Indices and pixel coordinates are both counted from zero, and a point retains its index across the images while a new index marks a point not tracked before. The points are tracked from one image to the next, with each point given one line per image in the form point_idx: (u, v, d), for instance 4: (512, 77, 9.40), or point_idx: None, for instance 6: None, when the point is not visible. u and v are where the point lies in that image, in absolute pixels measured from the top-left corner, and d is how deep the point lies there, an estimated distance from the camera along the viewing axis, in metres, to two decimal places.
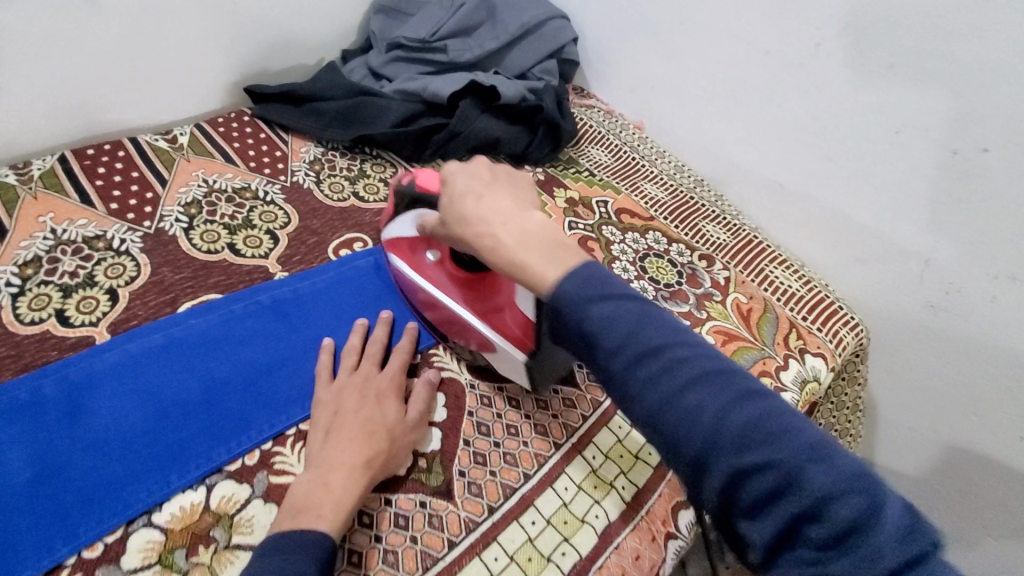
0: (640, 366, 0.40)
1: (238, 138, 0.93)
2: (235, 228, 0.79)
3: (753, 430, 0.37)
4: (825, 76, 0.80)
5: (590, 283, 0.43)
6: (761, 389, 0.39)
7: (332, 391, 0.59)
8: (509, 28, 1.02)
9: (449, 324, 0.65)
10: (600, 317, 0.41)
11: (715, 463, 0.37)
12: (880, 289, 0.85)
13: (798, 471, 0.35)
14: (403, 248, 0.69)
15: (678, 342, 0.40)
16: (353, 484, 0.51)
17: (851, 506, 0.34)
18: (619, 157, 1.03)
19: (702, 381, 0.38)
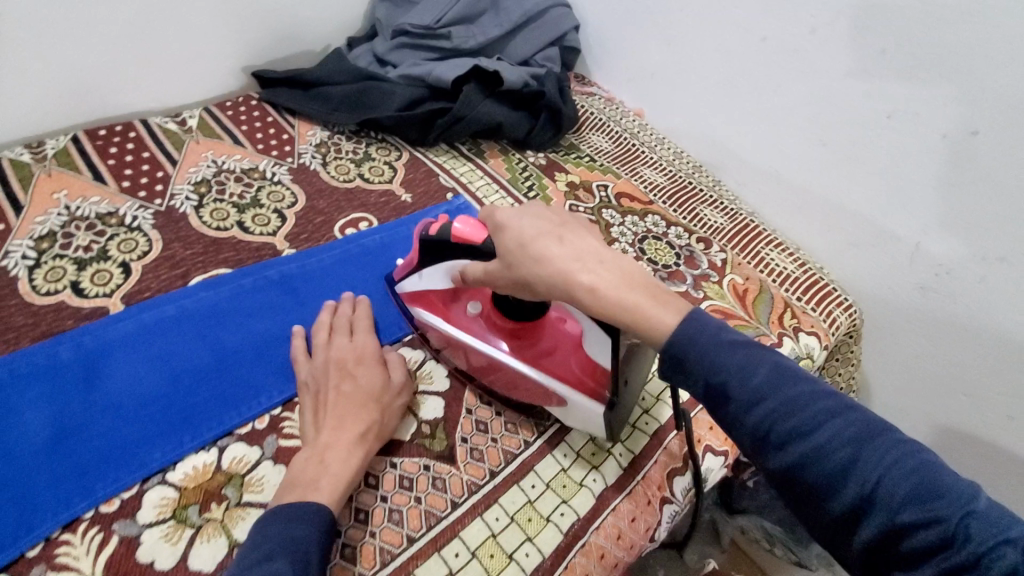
0: (775, 421, 0.39)
1: (246, 121, 0.95)
2: (245, 207, 0.82)
3: (901, 482, 0.36)
4: (821, 62, 0.82)
5: (714, 334, 0.43)
6: (910, 439, 0.38)
7: (313, 368, 0.60)
8: (512, 16, 1.03)
9: (503, 377, 0.60)
10: (725, 367, 0.42)
11: (863, 513, 0.36)
12: (874, 271, 0.87)
13: (949, 519, 0.34)
14: (433, 301, 0.63)
15: (814, 396, 0.40)
16: (353, 458, 0.52)
17: (1006, 556, 0.33)
18: (619, 143, 1.04)
19: (849, 433, 0.38)
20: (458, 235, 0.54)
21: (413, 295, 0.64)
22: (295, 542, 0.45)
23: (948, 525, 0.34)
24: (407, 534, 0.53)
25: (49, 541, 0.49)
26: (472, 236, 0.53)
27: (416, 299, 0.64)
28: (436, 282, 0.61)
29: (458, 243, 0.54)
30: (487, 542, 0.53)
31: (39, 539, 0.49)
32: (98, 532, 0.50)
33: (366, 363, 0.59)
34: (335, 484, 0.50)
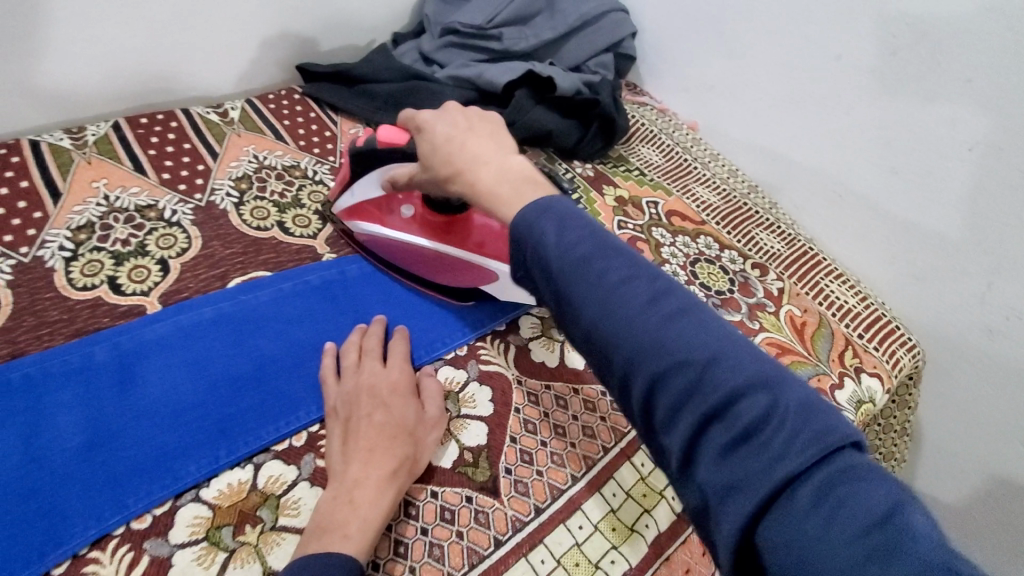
0: (574, 281, 0.39)
1: (289, 116, 0.93)
2: (285, 207, 0.79)
3: (674, 335, 0.36)
4: (897, 85, 0.77)
5: (536, 202, 0.43)
6: (698, 307, 0.38)
7: (343, 393, 0.57)
8: (568, 19, 0.99)
9: (444, 267, 0.69)
10: (539, 231, 0.41)
11: (630, 367, 0.37)
12: (939, 311, 0.82)
13: (709, 373, 0.35)
14: (367, 210, 0.70)
15: (611, 255, 0.40)
16: (384, 500, 0.49)
17: (760, 404, 0.34)
18: (670, 157, 1.00)
19: (632, 291, 0.38)
20: (384, 141, 0.61)
21: (350, 210, 0.71)
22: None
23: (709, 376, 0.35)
24: (448, 572, 0.50)
25: (76, 558, 0.47)
26: (397, 137, 0.60)
27: (353, 214, 0.72)
28: (368, 192, 0.68)
29: (385, 148, 0.61)
30: None
31: (66, 555, 0.47)
32: (127, 550, 0.48)
33: (397, 391, 0.56)
34: (375, 519, 0.48)
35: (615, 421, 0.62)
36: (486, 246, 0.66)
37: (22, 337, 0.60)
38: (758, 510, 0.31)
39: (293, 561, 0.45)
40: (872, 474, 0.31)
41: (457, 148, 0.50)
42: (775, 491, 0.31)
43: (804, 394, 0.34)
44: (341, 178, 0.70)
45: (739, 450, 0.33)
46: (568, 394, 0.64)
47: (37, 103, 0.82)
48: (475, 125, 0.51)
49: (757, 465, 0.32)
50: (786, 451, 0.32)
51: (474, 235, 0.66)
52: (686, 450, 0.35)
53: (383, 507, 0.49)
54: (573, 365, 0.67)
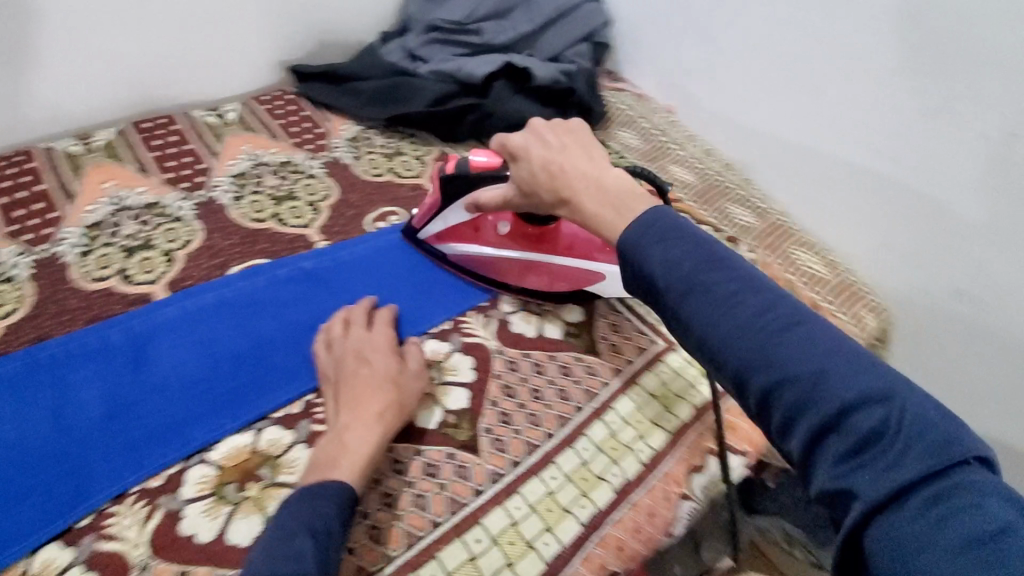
0: (687, 297, 0.44)
1: (282, 115, 1.00)
2: (281, 200, 0.85)
3: (790, 347, 0.40)
4: (855, 60, 0.81)
5: (645, 220, 0.48)
6: (811, 322, 0.41)
7: (332, 357, 0.63)
8: (543, 11, 1.04)
9: (536, 273, 0.75)
10: (645, 251, 0.47)
11: (745, 377, 0.41)
12: (904, 275, 0.85)
13: (821, 384, 0.38)
14: (461, 232, 0.76)
15: (719, 269, 0.44)
16: (374, 437, 0.55)
17: (874, 416, 0.36)
18: (649, 140, 1.04)
19: (746, 307, 0.42)
20: (477, 165, 0.69)
21: (440, 234, 0.77)
22: (326, 506, 0.49)
23: (826, 383, 0.38)
24: (432, 518, 0.55)
25: (99, 512, 0.53)
26: (493, 164, 0.69)
27: (444, 237, 0.77)
28: (461, 213, 0.74)
29: (480, 172, 0.69)
30: (507, 530, 0.55)
31: (91, 509, 0.53)
32: (145, 504, 0.54)
33: (380, 350, 0.62)
34: (367, 456, 0.54)
35: (589, 384, 0.67)
36: (576, 249, 0.73)
37: (46, 322, 0.66)
38: (875, 513, 0.34)
39: (292, 493, 0.51)
40: (989, 488, 0.33)
41: (557, 171, 0.58)
42: (892, 498, 0.33)
43: (927, 408, 0.36)
44: (432, 204, 0.76)
45: (859, 457, 0.36)
46: (545, 361, 0.69)
47: (44, 110, 0.88)
48: (563, 143, 0.61)
49: (871, 473, 0.35)
50: (902, 459, 0.34)
51: (563, 239, 0.74)
52: (805, 454, 0.38)
53: (374, 444, 0.55)
54: (550, 335, 0.72)
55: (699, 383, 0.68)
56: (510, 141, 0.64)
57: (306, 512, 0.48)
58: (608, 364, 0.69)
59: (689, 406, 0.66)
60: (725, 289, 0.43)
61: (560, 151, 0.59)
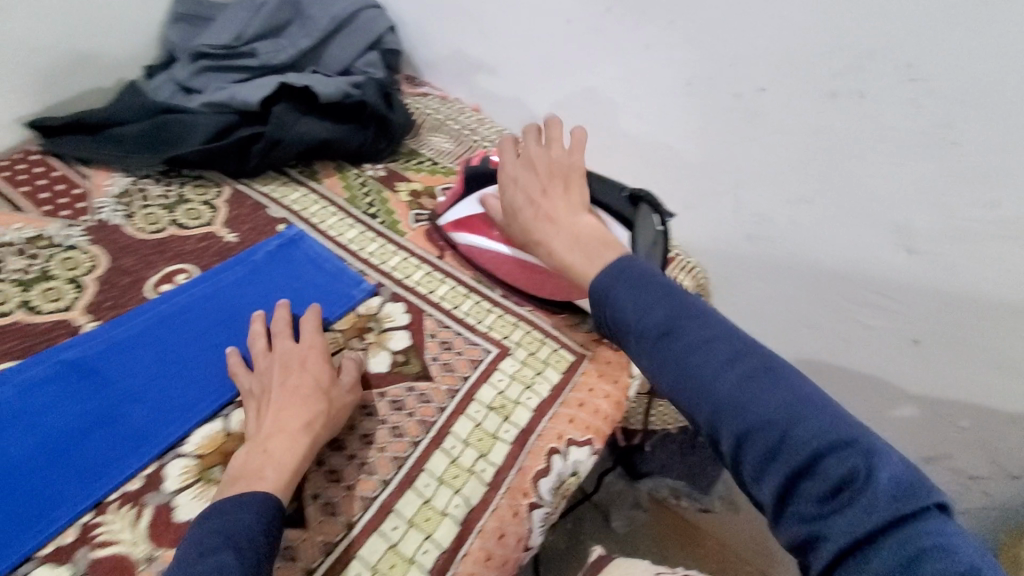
0: (657, 345, 0.46)
1: (27, 181, 0.85)
2: (31, 283, 0.71)
3: (756, 392, 0.41)
4: (618, 38, 0.85)
5: (619, 269, 0.51)
6: (784, 372, 0.42)
7: (255, 377, 0.62)
8: (320, 24, 0.97)
9: (527, 277, 0.74)
10: (620, 298, 0.49)
11: (719, 426, 0.42)
12: (709, 230, 0.92)
13: (791, 431, 0.39)
14: (475, 225, 0.77)
15: (692, 317, 0.46)
16: (296, 445, 0.54)
17: (844, 463, 0.37)
18: (461, 142, 1.02)
19: (718, 355, 0.44)
20: (496, 164, 0.72)
21: (458, 223, 0.79)
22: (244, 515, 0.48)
23: (786, 425, 0.39)
24: None
25: None
26: None
27: (460, 226, 0.79)
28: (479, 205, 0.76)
29: (497, 170, 0.71)
30: None
31: None
32: None
33: (312, 361, 0.62)
34: (290, 463, 0.53)
35: (423, 413, 0.63)
36: None
37: None
38: (844, 557, 0.35)
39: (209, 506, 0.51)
40: (953, 533, 0.34)
41: (536, 213, 0.62)
42: (860, 542, 0.35)
43: (893, 458, 0.37)
44: (456, 191, 0.78)
45: (829, 505, 0.36)
46: (374, 401, 0.64)
47: None
48: (552, 182, 0.63)
49: (842, 520, 0.35)
50: (871, 506, 0.35)
51: None
52: (776, 499, 0.39)
53: (298, 451, 0.54)
54: (376, 370, 0.67)
55: (535, 385, 0.68)
56: (503, 171, 0.66)
57: (225, 523, 0.48)
58: (442, 387, 0.66)
59: (528, 410, 0.65)
60: (697, 337, 0.45)
61: (547, 192, 0.63)
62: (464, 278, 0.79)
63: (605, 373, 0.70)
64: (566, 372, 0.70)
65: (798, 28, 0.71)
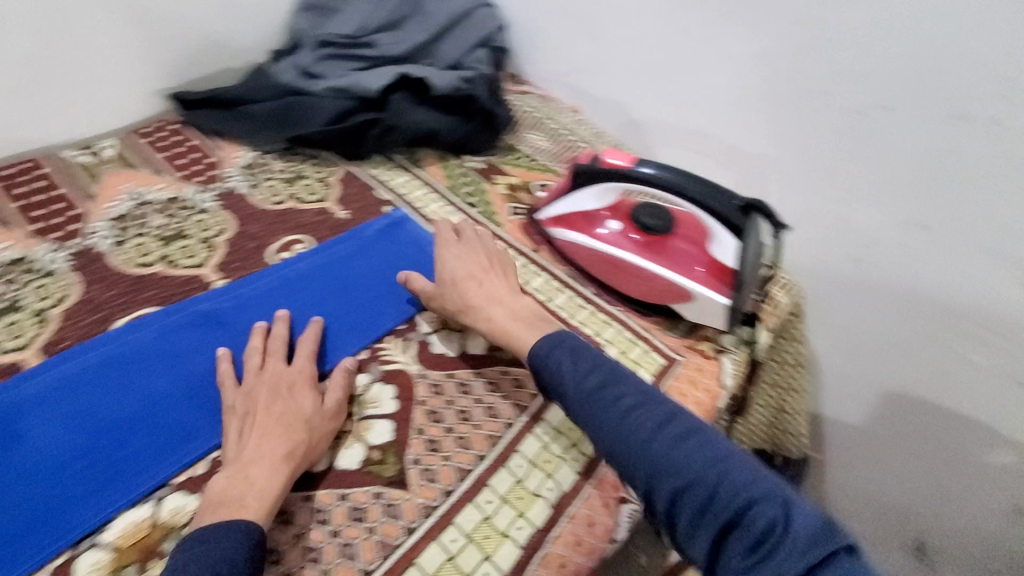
0: (596, 408, 0.54)
1: (168, 148, 0.93)
2: (169, 239, 0.79)
3: (685, 453, 0.48)
4: (731, 46, 0.85)
5: (558, 341, 0.60)
6: (707, 433, 0.50)
7: (240, 393, 0.60)
8: (436, 19, 1.02)
9: (625, 277, 0.75)
10: (558, 364, 0.58)
11: (655, 487, 0.48)
12: (807, 248, 0.91)
13: (718, 488, 0.46)
14: (576, 221, 0.78)
15: (622, 385, 0.55)
16: (277, 475, 0.52)
17: (764, 514, 0.44)
18: (558, 141, 1.04)
19: (649, 419, 0.51)
20: (609, 165, 0.73)
21: (558, 218, 0.80)
22: (229, 543, 0.47)
23: (711, 483, 0.46)
24: (362, 567, 0.51)
25: None
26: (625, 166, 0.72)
27: (560, 221, 0.80)
28: (584, 203, 0.77)
29: (609, 171, 0.72)
30: (444, 566, 0.52)
31: None
32: None
33: (299, 386, 0.59)
34: (272, 491, 0.51)
35: (518, 398, 0.65)
36: (682, 267, 0.71)
37: None
38: None
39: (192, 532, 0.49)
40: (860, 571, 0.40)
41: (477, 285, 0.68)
42: None
43: (803, 508, 0.44)
44: (561, 187, 0.79)
45: (754, 554, 0.42)
46: (471, 379, 0.67)
47: None
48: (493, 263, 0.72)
49: (768, 566, 0.41)
50: (789, 551, 0.41)
51: (675, 255, 0.72)
52: (710, 552, 0.45)
53: (278, 482, 0.52)
54: (475, 351, 0.70)
55: None
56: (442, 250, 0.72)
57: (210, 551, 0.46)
58: None
59: None
60: (627, 404, 0.53)
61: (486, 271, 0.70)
62: (557, 272, 0.81)
63: (695, 382, 0.70)
64: (657, 375, 0.70)
65: (931, 48, 0.69)
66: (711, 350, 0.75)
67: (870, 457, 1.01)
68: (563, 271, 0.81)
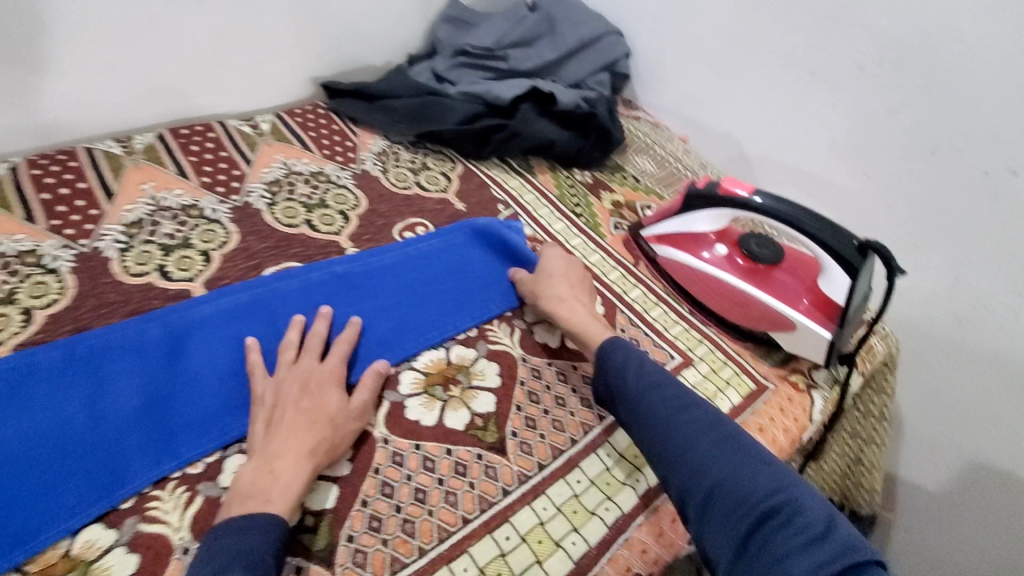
0: (646, 407, 0.58)
1: (313, 129, 1.03)
2: (312, 207, 0.88)
3: (727, 458, 0.52)
4: (860, 96, 0.89)
5: (617, 345, 0.65)
6: (748, 444, 0.54)
7: (270, 383, 0.61)
8: (567, 41, 1.10)
9: (725, 300, 0.79)
10: (617, 365, 0.63)
11: (691, 483, 0.52)
12: (908, 301, 0.92)
13: (754, 490, 0.49)
14: (683, 241, 0.83)
15: (673, 391, 0.59)
16: (301, 470, 0.54)
17: (798, 520, 0.47)
18: (664, 167, 1.09)
19: (696, 423, 0.56)
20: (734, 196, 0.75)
21: (665, 236, 0.84)
22: (257, 536, 0.48)
23: (749, 487, 0.50)
24: (462, 515, 0.57)
25: (141, 495, 0.55)
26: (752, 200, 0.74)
27: (666, 240, 0.84)
28: (694, 225, 0.81)
29: (732, 200, 0.75)
30: (535, 529, 0.57)
31: (133, 492, 0.55)
32: (185, 490, 0.56)
33: (326, 385, 0.61)
34: (295, 487, 0.53)
35: None
36: (785, 296, 0.75)
37: (85, 315, 0.67)
38: None
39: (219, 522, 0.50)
40: None
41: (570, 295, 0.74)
42: None
43: (836, 522, 0.47)
44: (669, 208, 0.83)
45: (784, 554, 0.45)
46: (567, 370, 0.72)
47: (88, 112, 0.90)
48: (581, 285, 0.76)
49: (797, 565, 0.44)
50: (818, 554, 0.44)
51: (779, 286, 0.76)
52: (737, 550, 0.47)
53: (302, 478, 0.54)
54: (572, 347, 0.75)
55: (716, 399, 0.71)
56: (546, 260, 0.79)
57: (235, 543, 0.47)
58: None
59: None
60: (676, 407, 0.57)
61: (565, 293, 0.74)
62: (656, 288, 0.85)
63: (785, 410, 0.72)
64: (747, 398, 0.72)
65: None
66: (802, 384, 0.76)
67: (942, 534, 0.98)
68: (661, 288, 0.85)
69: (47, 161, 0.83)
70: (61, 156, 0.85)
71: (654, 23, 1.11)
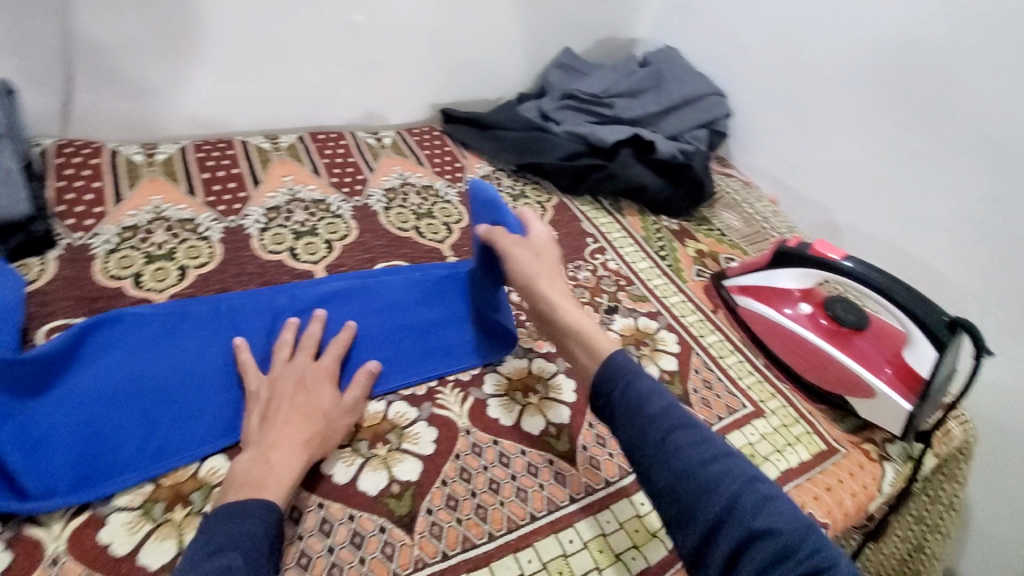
0: (668, 437, 0.50)
1: (429, 148, 1.13)
2: (421, 216, 0.97)
3: (762, 506, 0.46)
4: (959, 181, 0.90)
5: (626, 360, 0.55)
6: (775, 490, 0.49)
7: (265, 380, 0.63)
8: (671, 97, 1.17)
9: (802, 357, 0.81)
10: (630, 383, 0.54)
11: (721, 531, 0.46)
12: (994, 392, 0.91)
13: (793, 545, 0.45)
14: (765, 294, 0.85)
15: (693, 421, 0.51)
16: (294, 461, 0.56)
17: None
18: (750, 224, 1.12)
19: (724, 462, 0.49)
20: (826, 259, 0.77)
21: (747, 287, 0.87)
22: (255, 524, 0.50)
23: (788, 541, 0.45)
24: (531, 512, 0.61)
25: None
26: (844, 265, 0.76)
27: (748, 291, 0.87)
28: (779, 281, 0.84)
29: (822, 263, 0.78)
30: (597, 538, 0.61)
31: None
32: None
33: (315, 381, 0.63)
34: (288, 478, 0.55)
35: None
36: (866, 362, 0.76)
37: (229, 279, 0.78)
38: None
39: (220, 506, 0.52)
40: None
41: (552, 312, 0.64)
42: None
43: None
44: (755, 262, 0.86)
45: None
46: None
47: (249, 112, 1.05)
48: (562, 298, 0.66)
49: None
50: None
51: (860, 351, 0.77)
52: None
53: (293, 470, 0.56)
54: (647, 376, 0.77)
55: (785, 451, 0.72)
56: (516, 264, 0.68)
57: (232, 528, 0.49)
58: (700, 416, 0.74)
59: (775, 469, 0.70)
60: (700, 441, 0.49)
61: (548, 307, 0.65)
62: (731, 336, 0.87)
63: (854, 474, 0.72)
64: (816, 457, 0.73)
65: None
66: (874, 454, 0.75)
67: None
68: (736, 337, 0.87)
69: (210, 148, 0.97)
70: (223, 146, 0.98)
71: (758, 89, 1.16)
